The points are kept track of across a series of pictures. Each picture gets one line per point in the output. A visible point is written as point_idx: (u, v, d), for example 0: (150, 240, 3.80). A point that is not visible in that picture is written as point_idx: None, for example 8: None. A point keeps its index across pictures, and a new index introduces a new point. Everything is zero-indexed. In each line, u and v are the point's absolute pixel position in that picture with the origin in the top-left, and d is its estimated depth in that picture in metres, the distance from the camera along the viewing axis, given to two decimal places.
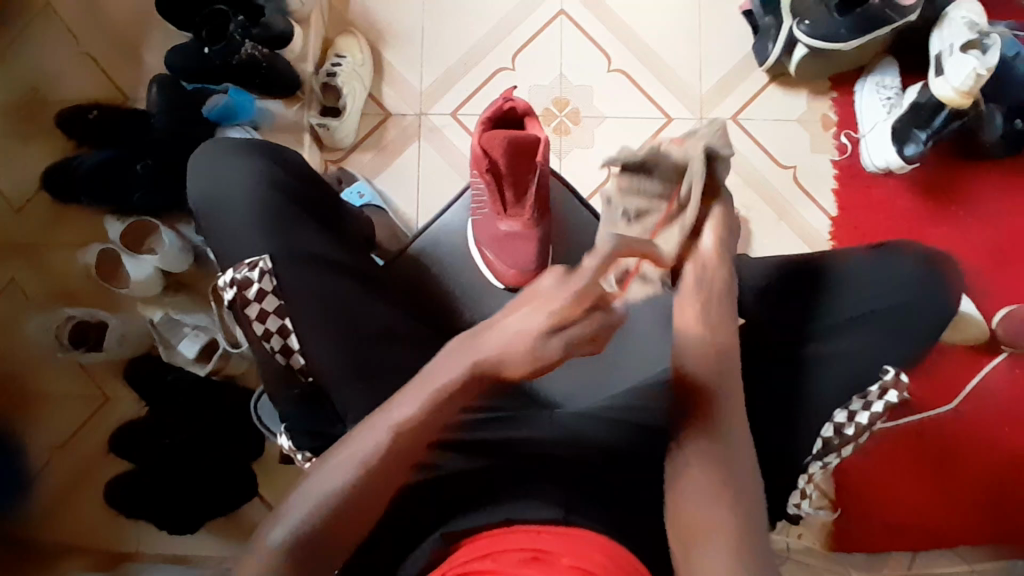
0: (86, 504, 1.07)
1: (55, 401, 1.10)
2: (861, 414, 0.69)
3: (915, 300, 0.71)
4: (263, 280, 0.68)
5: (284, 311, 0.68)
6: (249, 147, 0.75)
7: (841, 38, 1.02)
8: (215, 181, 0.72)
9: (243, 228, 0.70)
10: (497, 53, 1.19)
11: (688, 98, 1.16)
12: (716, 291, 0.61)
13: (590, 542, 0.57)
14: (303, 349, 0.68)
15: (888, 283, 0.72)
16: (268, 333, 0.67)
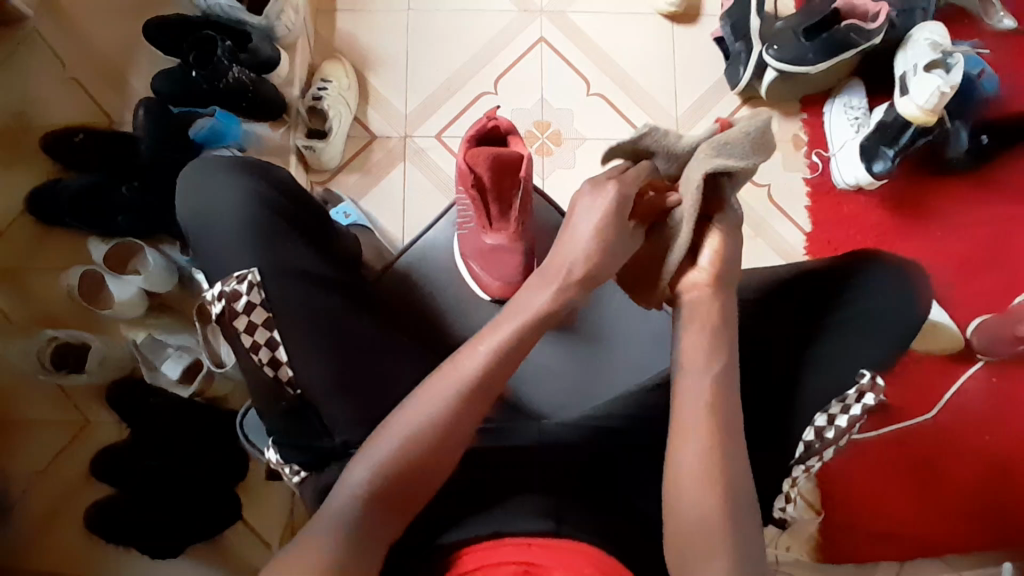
0: (64, 533, 1.04)
1: (34, 426, 1.08)
2: (840, 418, 0.69)
3: (887, 306, 0.72)
4: (252, 293, 0.68)
5: (272, 323, 0.68)
6: (236, 163, 0.76)
7: (809, 62, 1.08)
8: (202, 197, 0.73)
9: (233, 242, 0.71)
10: (480, 78, 1.22)
11: (665, 120, 1.20)
12: (713, 315, 0.65)
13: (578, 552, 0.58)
14: (291, 360, 0.68)
15: (861, 289, 0.74)
16: (257, 345, 0.67)
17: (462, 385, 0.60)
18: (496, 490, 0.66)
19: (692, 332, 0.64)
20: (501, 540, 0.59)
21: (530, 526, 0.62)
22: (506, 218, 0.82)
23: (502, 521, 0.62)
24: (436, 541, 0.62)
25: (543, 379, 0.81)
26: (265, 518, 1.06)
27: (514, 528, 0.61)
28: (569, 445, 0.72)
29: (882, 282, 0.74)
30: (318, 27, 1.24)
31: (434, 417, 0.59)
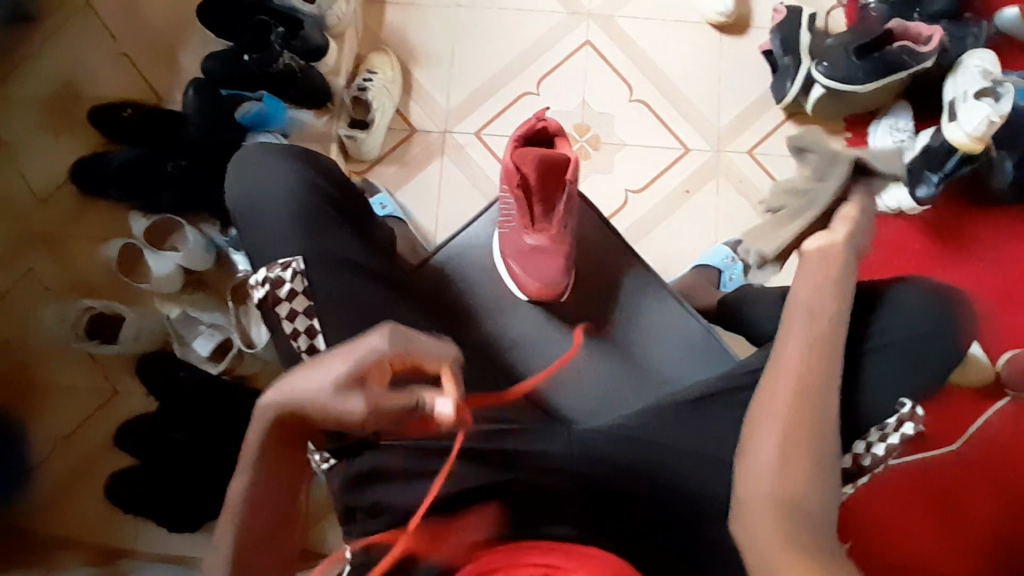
0: (85, 497, 1.06)
1: (62, 392, 1.10)
2: (878, 446, 0.70)
3: (930, 335, 0.71)
4: (295, 281, 0.70)
5: (313, 311, 0.70)
6: (288, 151, 0.79)
7: (858, 80, 1.06)
8: (254, 182, 0.76)
9: (282, 224, 0.73)
10: (524, 78, 1.22)
11: (707, 131, 1.19)
12: (834, 280, 0.65)
13: (603, 562, 0.57)
14: (328, 347, 0.69)
15: (909, 318, 0.72)
16: (297, 332, 0.69)
17: (244, 512, 0.51)
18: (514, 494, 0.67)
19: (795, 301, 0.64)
20: (526, 544, 0.59)
21: (558, 531, 0.64)
22: (547, 220, 0.84)
23: (530, 525, 0.62)
24: (458, 541, 0.62)
25: (574, 387, 0.81)
26: None
27: (541, 531, 0.64)
28: (594, 452, 0.71)
29: (929, 312, 0.72)
30: (367, 18, 1.25)
31: (238, 545, 0.51)
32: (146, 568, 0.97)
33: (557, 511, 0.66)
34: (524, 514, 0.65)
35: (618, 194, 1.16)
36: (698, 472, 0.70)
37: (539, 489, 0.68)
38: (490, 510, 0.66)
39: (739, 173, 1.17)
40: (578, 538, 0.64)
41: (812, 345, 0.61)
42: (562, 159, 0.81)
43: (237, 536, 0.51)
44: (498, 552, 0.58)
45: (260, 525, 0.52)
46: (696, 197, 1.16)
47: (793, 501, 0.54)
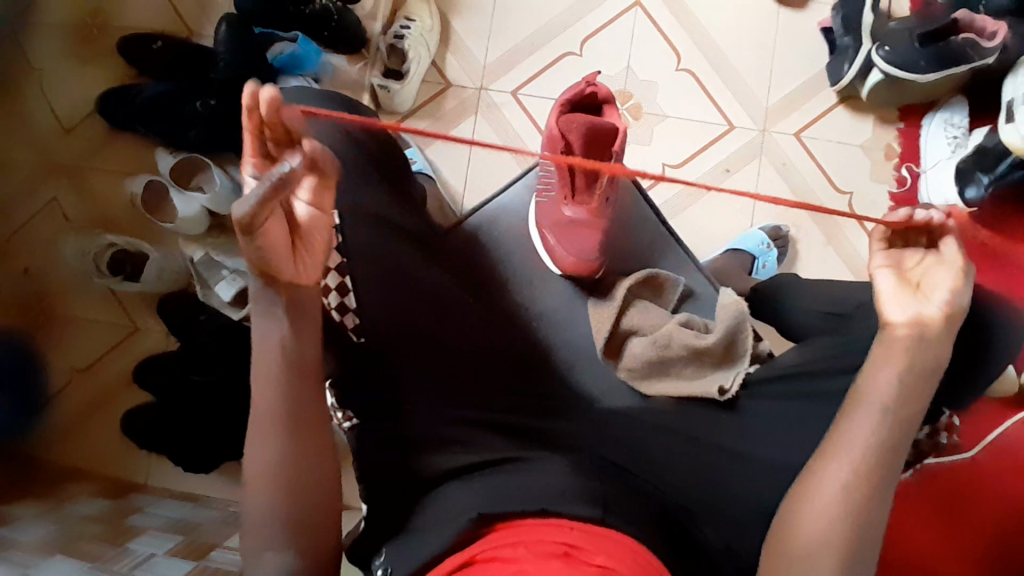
0: (102, 430, 1.08)
1: (84, 324, 1.10)
2: None
3: (978, 340, 0.71)
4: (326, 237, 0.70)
5: (345, 269, 0.72)
6: (325, 97, 0.75)
7: (919, 69, 1.00)
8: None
9: None
10: (567, 37, 1.17)
11: (753, 107, 1.14)
12: (925, 363, 0.61)
13: (620, 544, 0.57)
14: (359, 309, 0.72)
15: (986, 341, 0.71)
16: (328, 289, 0.72)
17: (275, 388, 0.59)
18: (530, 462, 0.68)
19: (895, 349, 0.62)
20: (548, 520, 0.59)
21: (581, 510, 0.60)
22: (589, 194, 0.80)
23: (550, 499, 0.61)
24: (482, 509, 0.61)
25: (583, 365, 0.81)
26: None
27: (563, 508, 0.60)
28: (613, 434, 0.73)
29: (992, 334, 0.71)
30: None
31: (283, 431, 0.59)
32: (159, 504, 1.00)
33: (573, 482, 0.64)
34: (527, 482, 0.64)
35: (654, 167, 1.13)
36: (718, 463, 0.70)
37: (546, 455, 0.69)
38: (496, 476, 0.66)
39: (782, 156, 1.13)
40: (600, 520, 0.60)
41: (905, 383, 0.60)
42: (614, 132, 0.78)
43: (275, 419, 0.59)
44: (518, 524, 0.59)
45: (291, 399, 0.59)
46: (735, 176, 1.13)
47: (857, 516, 0.56)
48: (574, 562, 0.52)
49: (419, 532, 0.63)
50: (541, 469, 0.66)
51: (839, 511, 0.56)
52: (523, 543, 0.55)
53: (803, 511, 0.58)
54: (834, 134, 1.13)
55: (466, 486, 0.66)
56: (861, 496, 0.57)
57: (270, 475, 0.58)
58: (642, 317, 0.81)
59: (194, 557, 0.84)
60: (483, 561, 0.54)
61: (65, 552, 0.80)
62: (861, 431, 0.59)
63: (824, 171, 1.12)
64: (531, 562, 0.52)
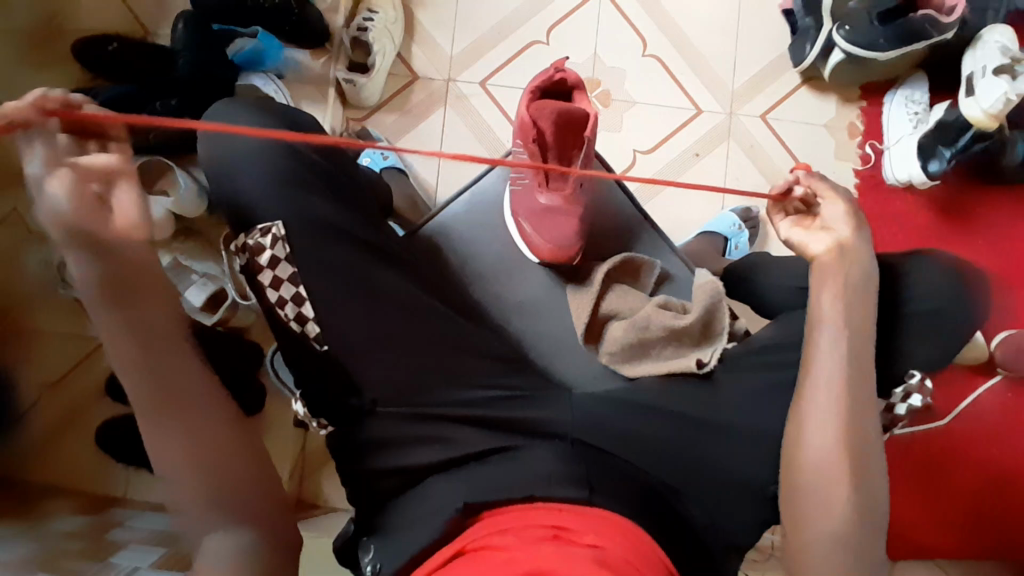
0: (77, 446, 1.06)
1: (51, 340, 1.07)
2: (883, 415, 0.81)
3: (948, 308, 0.73)
4: (277, 248, 0.68)
5: (298, 280, 0.69)
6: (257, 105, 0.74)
7: (879, 48, 1.02)
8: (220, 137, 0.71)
9: (257, 184, 0.69)
10: (533, 25, 1.17)
11: (720, 91, 1.16)
12: (855, 282, 0.67)
13: (609, 522, 0.58)
14: (318, 318, 0.69)
15: (952, 305, 0.73)
16: (283, 300, 0.69)
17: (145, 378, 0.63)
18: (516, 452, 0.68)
19: (824, 275, 0.68)
20: (535, 505, 0.60)
21: (566, 493, 0.61)
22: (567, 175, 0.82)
23: (535, 484, 0.62)
24: (468, 499, 0.62)
25: (564, 350, 0.80)
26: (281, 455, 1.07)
27: (549, 493, 0.61)
28: (600, 420, 0.71)
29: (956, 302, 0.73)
30: None
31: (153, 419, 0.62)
32: (141, 516, 0.99)
33: (559, 466, 0.65)
34: (515, 469, 0.65)
35: (625, 154, 1.13)
36: (705, 442, 0.70)
37: (534, 441, 0.69)
38: (483, 466, 0.66)
39: (750, 138, 1.14)
40: (586, 501, 0.61)
41: (857, 304, 0.66)
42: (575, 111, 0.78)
43: (166, 403, 0.63)
44: (507, 511, 0.59)
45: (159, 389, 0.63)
46: (705, 160, 1.14)
47: (851, 430, 0.62)
48: (564, 543, 0.53)
49: (415, 525, 0.62)
50: (528, 457, 0.66)
51: (830, 432, 0.61)
52: (512, 530, 0.56)
53: (803, 435, 0.62)
54: (800, 114, 1.15)
55: (457, 476, 0.66)
56: (849, 433, 0.61)
57: (182, 463, 0.62)
58: (621, 300, 0.82)
59: (181, 568, 0.83)
60: (474, 550, 0.55)
61: (49, 571, 0.78)
62: (831, 355, 0.64)
63: (790, 151, 1.14)
64: (521, 547, 0.52)
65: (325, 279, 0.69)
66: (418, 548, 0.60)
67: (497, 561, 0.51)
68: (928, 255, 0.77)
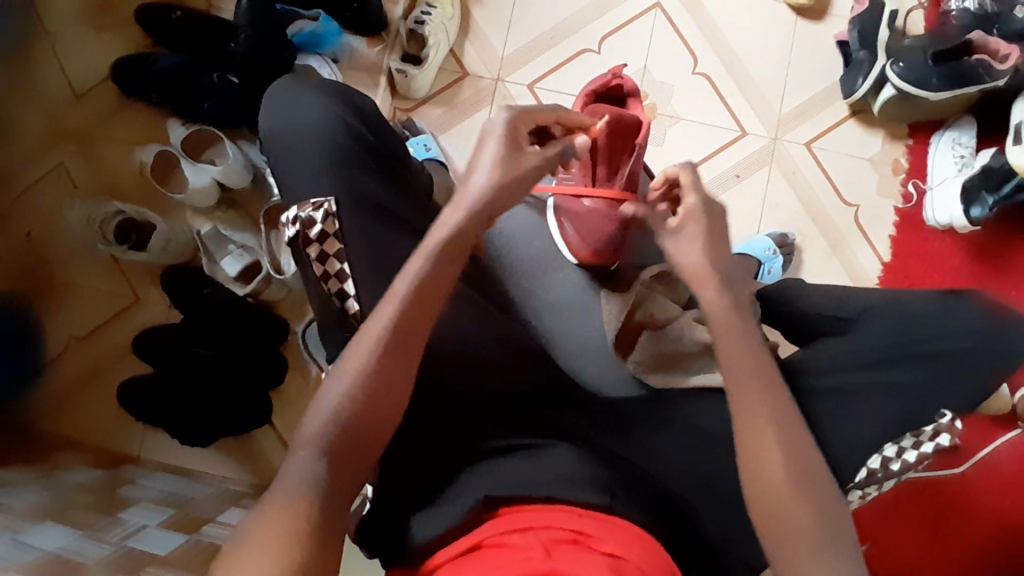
0: (94, 402, 1.07)
1: (83, 297, 1.09)
2: (910, 453, 0.72)
3: (981, 343, 0.73)
4: (328, 223, 0.69)
5: (344, 256, 0.68)
6: (327, 87, 0.76)
7: (931, 86, 1.02)
8: (290, 118, 0.74)
9: (315, 164, 0.71)
10: (586, 33, 1.18)
11: (766, 115, 1.16)
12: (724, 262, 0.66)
13: (627, 532, 0.59)
14: (359, 296, 0.67)
15: (948, 330, 0.74)
16: (327, 275, 0.68)
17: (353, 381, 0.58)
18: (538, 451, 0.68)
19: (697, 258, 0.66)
20: (556, 506, 0.60)
21: (588, 498, 0.62)
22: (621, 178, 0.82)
23: (556, 487, 0.62)
24: (488, 492, 0.63)
25: (591, 358, 0.81)
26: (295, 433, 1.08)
27: (571, 495, 0.61)
28: (626, 430, 0.72)
29: (962, 326, 0.74)
30: None
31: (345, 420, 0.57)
32: (152, 477, 0.99)
33: (581, 469, 0.65)
34: (537, 469, 0.65)
35: (666, 169, 1.14)
36: (726, 460, 0.70)
37: (556, 442, 0.69)
38: (504, 463, 0.67)
39: (792, 165, 1.14)
40: (608, 507, 0.61)
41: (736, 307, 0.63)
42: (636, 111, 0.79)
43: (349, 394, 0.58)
44: (527, 510, 0.60)
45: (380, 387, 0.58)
46: (745, 183, 1.14)
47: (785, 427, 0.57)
48: (583, 548, 0.54)
49: (438, 509, 0.64)
50: (549, 459, 0.66)
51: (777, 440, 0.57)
52: (532, 530, 0.56)
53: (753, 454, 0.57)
54: (845, 146, 1.15)
55: (480, 468, 0.67)
56: (786, 447, 0.56)
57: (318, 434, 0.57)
58: (658, 307, 0.83)
59: (186, 531, 0.85)
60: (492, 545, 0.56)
61: (57, 519, 0.81)
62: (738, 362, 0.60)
63: (831, 181, 1.14)
64: (539, 548, 0.53)
65: (368, 257, 0.69)
66: (438, 531, 0.62)
67: (514, 560, 0.52)
68: (967, 298, 0.76)
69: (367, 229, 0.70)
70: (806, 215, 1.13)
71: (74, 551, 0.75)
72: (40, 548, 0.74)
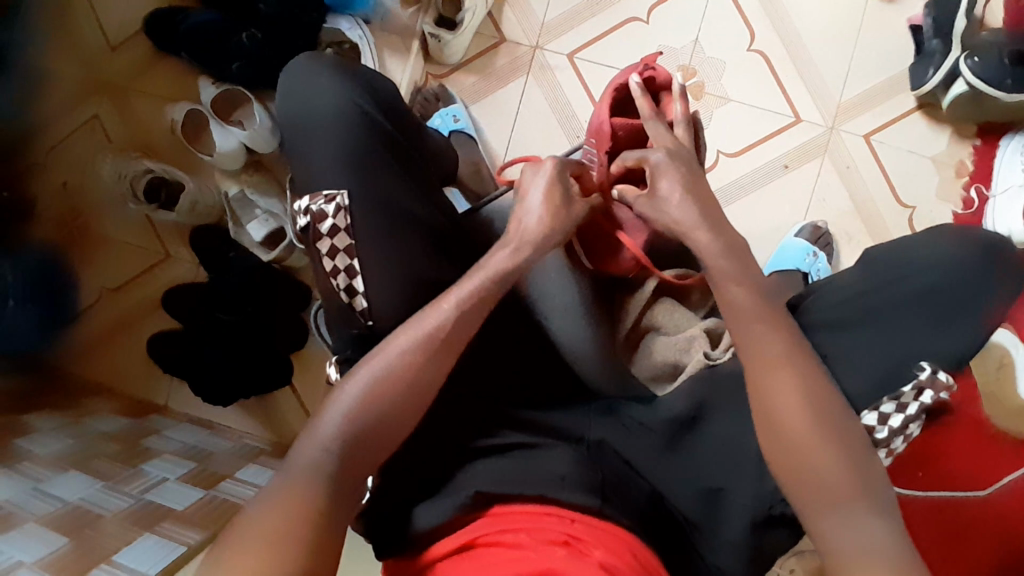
0: (127, 351, 1.11)
1: (119, 248, 1.12)
2: (895, 417, 0.65)
3: (966, 289, 0.68)
4: (338, 217, 0.68)
5: (353, 251, 0.69)
6: (344, 67, 0.75)
7: (1005, 88, 0.94)
8: (305, 99, 0.73)
9: (328, 153, 0.70)
10: (634, 2, 1.10)
11: (824, 102, 1.07)
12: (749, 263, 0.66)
13: (615, 535, 0.58)
14: (366, 292, 0.68)
15: (914, 282, 0.69)
16: (337, 270, 0.69)
17: (382, 380, 0.60)
18: (532, 453, 0.67)
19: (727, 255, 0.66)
20: (545, 509, 0.59)
21: (578, 500, 0.60)
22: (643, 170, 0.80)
23: (550, 487, 0.61)
24: (477, 488, 0.62)
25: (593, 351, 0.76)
26: (312, 398, 1.10)
27: (561, 495, 0.60)
28: (630, 440, 0.69)
29: (922, 276, 0.70)
30: None
31: (363, 416, 0.59)
32: (177, 428, 1.04)
33: (575, 470, 0.64)
34: (530, 468, 0.64)
35: (707, 154, 1.08)
36: (737, 482, 0.67)
37: (556, 442, 0.68)
38: (501, 462, 0.66)
39: (847, 158, 1.06)
40: (597, 510, 0.60)
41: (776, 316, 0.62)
42: (643, 90, 0.78)
43: (379, 385, 0.60)
44: (522, 511, 0.59)
45: (405, 388, 0.61)
46: (792, 174, 1.07)
47: (841, 430, 0.57)
48: (572, 554, 0.54)
49: (435, 500, 0.63)
50: (546, 458, 0.65)
51: (834, 460, 0.56)
52: (525, 530, 0.57)
53: (803, 464, 0.56)
54: (906, 141, 1.05)
55: (484, 464, 0.66)
56: (843, 453, 0.56)
57: (329, 431, 0.57)
58: (667, 316, 0.85)
59: (203, 487, 0.89)
60: (485, 547, 0.56)
61: (80, 468, 0.86)
62: (767, 370, 0.60)
63: (886, 176, 1.06)
64: (534, 549, 0.54)
65: (379, 248, 0.69)
66: (433, 522, 0.61)
67: (506, 561, 0.53)
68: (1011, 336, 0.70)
69: (377, 220, 0.69)
70: (855, 214, 1.06)
71: (93, 501, 0.79)
72: (62, 498, 0.79)
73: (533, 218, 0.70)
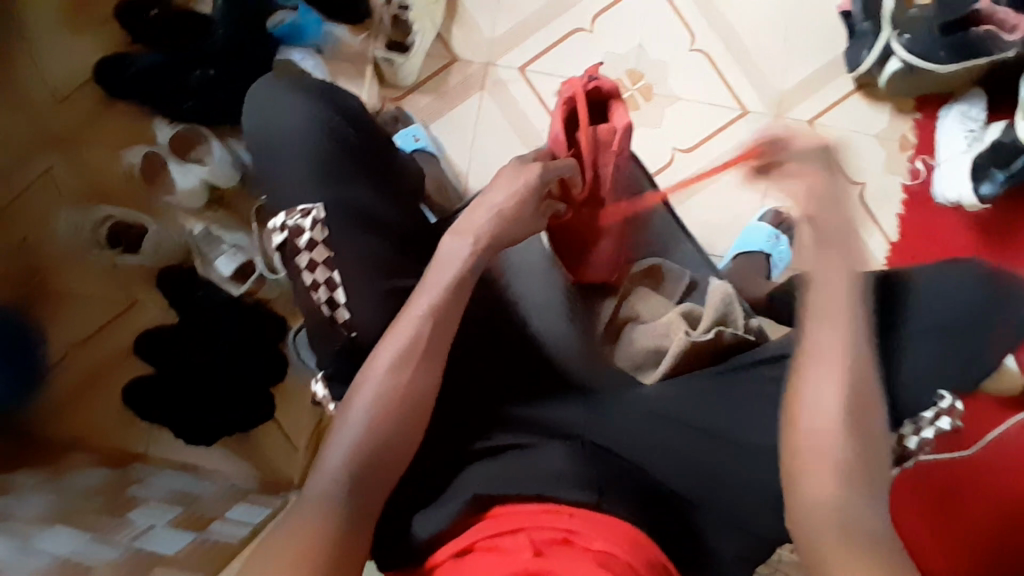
0: (101, 403, 1.09)
1: (83, 298, 1.10)
2: (911, 439, 0.68)
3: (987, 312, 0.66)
4: (315, 230, 0.69)
5: (333, 263, 0.69)
6: (307, 86, 0.76)
7: (939, 59, 0.99)
8: (271, 120, 0.74)
9: (297, 172, 0.72)
10: (577, 12, 1.13)
11: (768, 93, 1.11)
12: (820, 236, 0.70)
13: (616, 528, 0.58)
14: (348, 304, 0.69)
15: (943, 302, 0.67)
16: (316, 284, 0.69)
17: (377, 396, 0.61)
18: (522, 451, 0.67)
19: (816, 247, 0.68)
20: (546, 506, 0.59)
21: (576, 495, 0.61)
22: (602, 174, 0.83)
23: (547, 485, 0.62)
24: (477, 491, 0.62)
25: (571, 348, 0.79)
26: (296, 429, 1.09)
27: (559, 493, 0.61)
28: (626, 430, 0.70)
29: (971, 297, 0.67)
30: None
31: (361, 429, 0.60)
32: (158, 475, 1.01)
33: (570, 466, 0.65)
34: (528, 469, 0.64)
35: (662, 151, 1.11)
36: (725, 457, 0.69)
37: (550, 441, 0.69)
38: (498, 463, 0.66)
39: None
40: (596, 506, 0.61)
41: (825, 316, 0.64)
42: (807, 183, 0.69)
43: (372, 398, 0.61)
44: (522, 511, 0.59)
45: (393, 397, 0.61)
46: (745, 164, 1.10)
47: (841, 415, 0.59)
48: (573, 551, 0.54)
49: (436, 507, 0.63)
50: (540, 455, 0.66)
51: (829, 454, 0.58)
52: (522, 531, 0.56)
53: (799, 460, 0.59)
54: (851, 122, 1.10)
55: (479, 467, 0.66)
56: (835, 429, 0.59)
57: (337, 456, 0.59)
58: (644, 305, 0.85)
59: (194, 530, 0.86)
60: (483, 551, 0.55)
61: (66, 523, 0.82)
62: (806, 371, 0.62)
63: (835, 157, 1.10)
64: (531, 549, 0.53)
65: (353, 262, 0.70)
66: (436, 530, 0.61)
67: (500, 563, 0.52)
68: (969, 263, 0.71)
69: (347, 238, 0.70)
70: None
71: (82, 552, 0.76)
72: (51, 552, 0.75)
73: (496, 215, 0.70)
